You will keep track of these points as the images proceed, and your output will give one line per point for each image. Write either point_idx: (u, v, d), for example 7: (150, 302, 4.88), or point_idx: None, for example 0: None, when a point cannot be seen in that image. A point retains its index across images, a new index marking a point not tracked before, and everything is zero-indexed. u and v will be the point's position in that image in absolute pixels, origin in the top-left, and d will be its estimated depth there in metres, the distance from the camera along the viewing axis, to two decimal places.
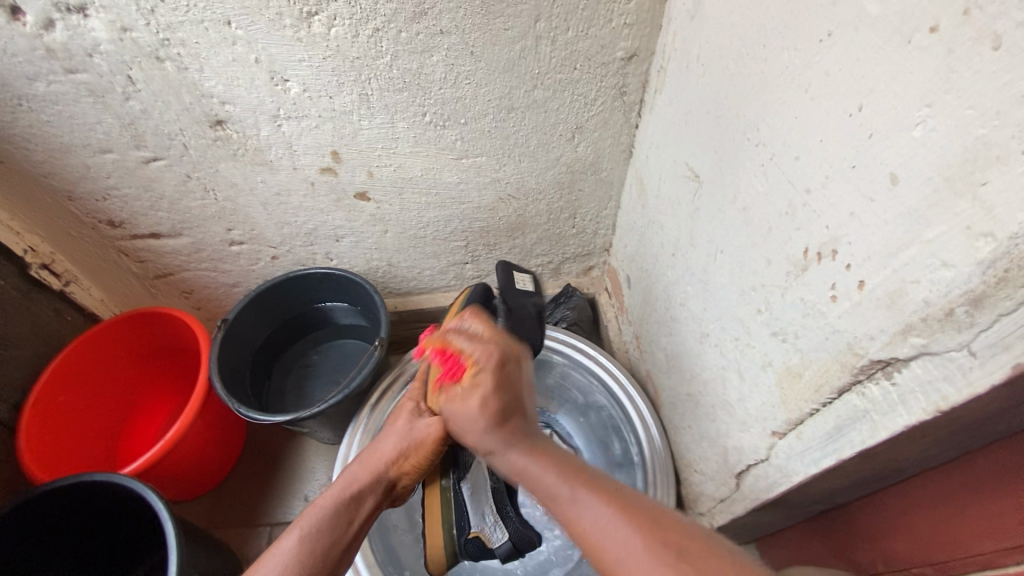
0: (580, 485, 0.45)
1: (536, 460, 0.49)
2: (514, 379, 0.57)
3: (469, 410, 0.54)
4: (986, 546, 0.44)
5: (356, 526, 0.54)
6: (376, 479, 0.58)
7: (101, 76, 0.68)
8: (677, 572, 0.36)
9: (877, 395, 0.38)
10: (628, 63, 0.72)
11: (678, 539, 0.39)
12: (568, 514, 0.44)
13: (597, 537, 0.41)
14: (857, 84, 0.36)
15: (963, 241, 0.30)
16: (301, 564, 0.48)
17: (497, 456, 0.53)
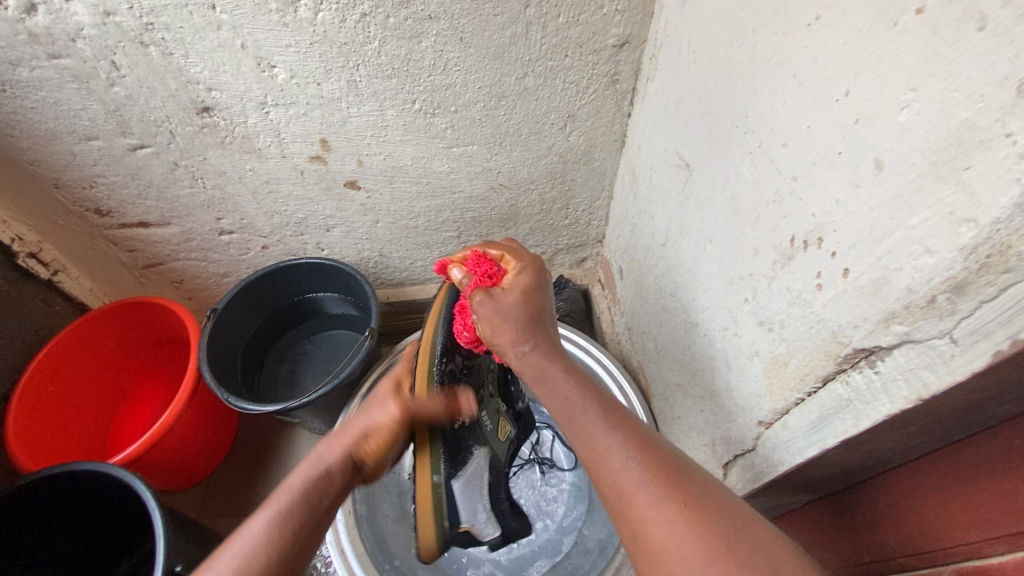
0: (609, 414, 0.46)
1: (569, 375, 0.50)
2: (545, 290, 0.59)
3: (510, 302, 0.54)
4: (973, 536, 0.44)
5: (322, 511, 0.46)
6: (343, 459, 0.49)
7: (85, 61, 0.67)
8: (690, 519, 0.39)
9: (861, 384, 0.38)
10: (621, 50, 0.71)
11: (696, 487, 0.41)
12: (591, 437, 0.45)
13: (617, 465, 0.43)
14: (844, 68, 0.36)
15: (946, 226, 0.29)
16: (267, 549, 0.43)
17: (531, 353, 0.52)
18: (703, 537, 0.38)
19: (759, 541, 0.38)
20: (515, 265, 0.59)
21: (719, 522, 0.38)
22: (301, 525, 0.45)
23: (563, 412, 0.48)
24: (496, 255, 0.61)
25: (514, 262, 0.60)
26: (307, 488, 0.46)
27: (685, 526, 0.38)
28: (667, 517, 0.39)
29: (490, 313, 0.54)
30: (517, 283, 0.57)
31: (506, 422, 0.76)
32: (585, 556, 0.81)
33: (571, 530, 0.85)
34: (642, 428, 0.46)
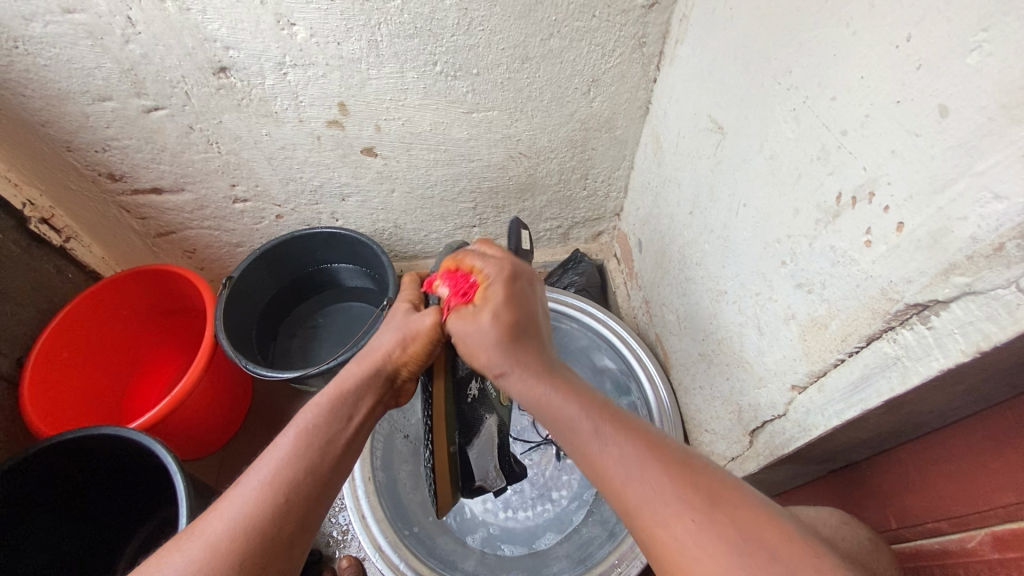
0: (607, 423, 0.43)
1: (557, 390, 0.46)
2: (527, 295, 0.52)
3: (482, 326, 0.48)
4: (1012, 498, 0.43)
5: (358, 421, 0.47)
6: (375, 372, 0.50)
7: (99, 16, 0.65)
8: (700, 535, 0.36)
9: (911, 340, 0.37)
10: (649, 11, 0.69)
11: (709, 492, 0.38)
12: (590, 452, 0.42)
13: (620, 480, 0.40)
14: (906, 12, 0.34)
15: (1018, 169, 0.29)
16: (292, 464, 0.41)
17: (511, 376, 0.48)
18: (715, 550, 0.35)
19: (782, 550, 0.34)
20: (487, 278, 0.51)
21: (733, 533, 0.35)
22: (332, 438, 0.44)
23: (556, 428, 0.45)
24: (468, 266, 0.53)
25: (486, 274, 0.51)
26: (338, 402, 0.47)
27: (696, 542, 0.36)
28: (677, 532, 0.37)
29: (467, 338, 0.49)
30: (492, 300, 0.49)
31: (504, 388, 0.76)
32: (600, 523, 0.82)
33: (584, 502, 0.86)
34: (648, 433, 0.43)
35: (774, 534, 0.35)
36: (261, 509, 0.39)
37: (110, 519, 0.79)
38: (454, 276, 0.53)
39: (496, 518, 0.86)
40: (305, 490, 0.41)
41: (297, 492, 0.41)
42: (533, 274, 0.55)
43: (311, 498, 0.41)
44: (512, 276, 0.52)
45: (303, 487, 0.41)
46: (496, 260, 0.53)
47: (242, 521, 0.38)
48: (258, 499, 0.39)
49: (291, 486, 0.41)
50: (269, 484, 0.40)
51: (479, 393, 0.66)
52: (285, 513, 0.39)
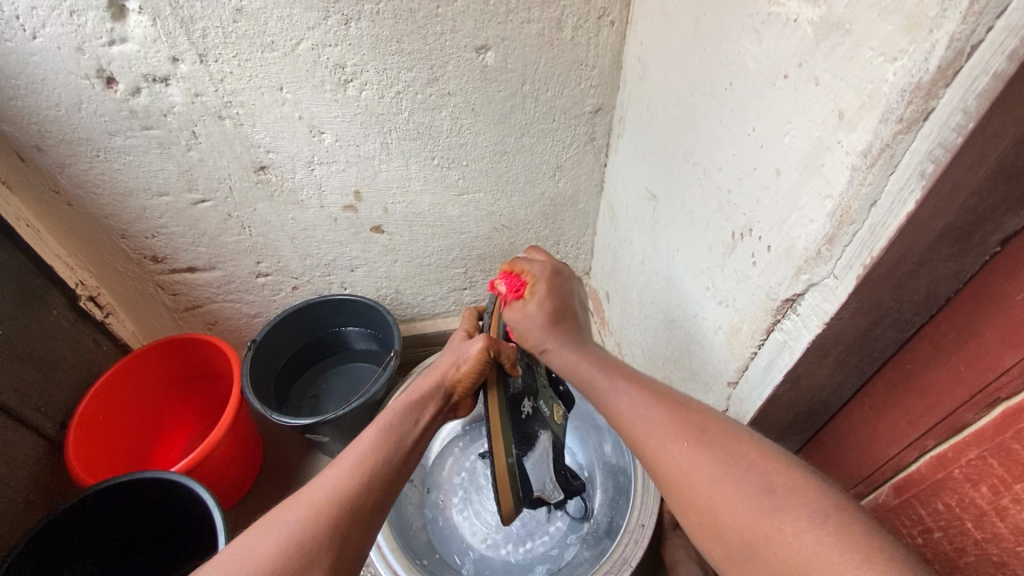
0: (620, 380, 0.56)
1: (587, 360, 0.60)
2: (565, 287, 0.69)
3: (529, 313, 0.65)
4: (895, 449, 0.57)
5: (423, 424, 0.58)
6: (437, 387, 0.62)
7: (170, 131, 0.83)
8: (692, 453, 0.47)
9: (790, 326, 0.53)
10: (595, 115, 0.92)
11: (700, 422, 0.49)
12: (631, 423, 0.53)
13: (632, 420, 0.53)
14: (750, 113, 0.54)
15: (818, 203, 0.46)
16: (374, 452, 0.53)
17: (552, 350, 0.63)
18: (704, 463, 0.46)
19: (757, 460, 0.45)
20: (533, 275, 0.69)
21: (717, 450, 0.46)
22: (404, 436, 0.56)
23: (588, 390, 0.59)
24: (518, 270, 0.71)
25: (534, 274, 0.69)
26: (407, 407, 0.59)
27: (689, 458, 0.47)
28: (676, 452, 0.48)
29: (519, 321, 0.66)
30: (537, 294, 0.66)
31: (558, 406, 0.80)
32: (586, 557, 0.88)
33: (574, 541, 0.91)
34: (651, 385, 0.55)
35: (784, 474, 0.43)
36: (353, 481, 0.50)
37: (145, 559, 0.85)
38: (510, 277, 0.70)
39: (496, 553, 0.92)
40: (384, 471, 0.52)
41: (377, 473, 0.52)
42: (570, 273, 0.73)
43: (387, 481, 0.52)
44: (551, 274, 0.69)
45: (382, 471, 0.52)
46: (541, 264, 0.71)
47: (336, 492, 0.49)
48: (347, 477, 0.50)
49: (374, 471, 0.52)
50: (355, 468, 0.51)
51: (533, 410, 0.74)
52: (368, 487, 0.50)
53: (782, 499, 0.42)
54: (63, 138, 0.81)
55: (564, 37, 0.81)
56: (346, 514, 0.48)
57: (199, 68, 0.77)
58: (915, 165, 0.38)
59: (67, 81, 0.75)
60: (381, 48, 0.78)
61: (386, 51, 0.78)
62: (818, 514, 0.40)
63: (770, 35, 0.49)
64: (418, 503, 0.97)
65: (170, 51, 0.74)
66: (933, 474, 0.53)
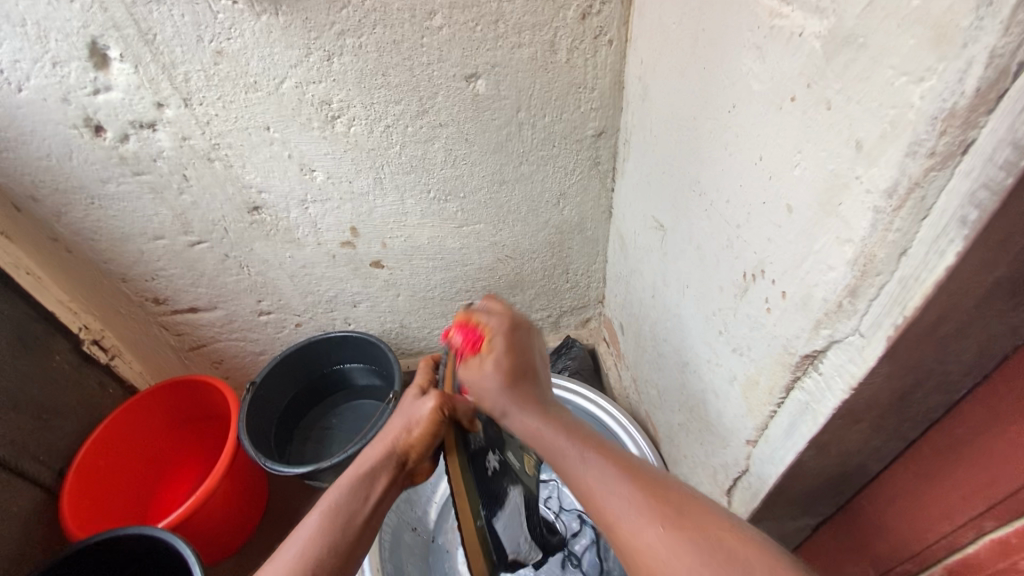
0: (590, 452, 0.50)
1: (550, 428, 0.54)
2: (525, 342, 0.63)
3: (488, 374, 0.58)
4: (947, 527, 0.48)
5: (374, 500, 0.55)
6: (389, 455, 0.58)
7: (161, 175, 0.82)
8: (668, 539, 0.42)
9: (812, 386, 0.45)
10: (599, 138, 0.86)
11: (678, 504, 0.44)
12: (598, 497, 0.47)
13: (602, 496, 0.47)
14: (756, 141, 0.47)
15: (837, 247, 0.39)
16: (319, 540, 0.50)
17: (512, 417, 0.56)
18: (682, 551, 0.41)
19: (737, 549, 0.40)
20: (492, 329, 0.62)
21: (696, 537, 0.42)
22: (352, 516, 0.52)
23: (552, 461, 0.53)
24: (475, 320, 0.64)
25: (491, 328, 0.62)
26: (357, 483, 0.55)
27: (665, 543, 0.42)
28: (650, 535, 0.43)
29: (474, 382, 0.59)
30: (496, 350, 0.60)
31: (529, 454, 0.75)
32: None
33: None
34: (625, 458, 0.50)
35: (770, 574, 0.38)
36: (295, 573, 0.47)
37: None
38: (465, 328, 0.64)
39: None
40: (326, 561, 0.49)
41: (319, 566, 0.48)
42: (529, 324, 0.67)
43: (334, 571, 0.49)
44: (511, 328, 0.63)
45: (325, 561, 0.49)
46: (499, 316, 0.64)
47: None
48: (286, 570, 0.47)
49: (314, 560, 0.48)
50: (299, 559, 0.48)
51: (500, 465, 0.68)
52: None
53: None
54: (57, 187, 0.81)
55: (559, 61, 0.76)
56: None
57: (185, 112, 0.75)
58: (953, 209, 0.30)
59: (56, 132, 0.75)
60: (366, 83, 0.75)
61: (371, 85, 0.75)
62: None
63: (774, 52, 0.43)
64: (420, 554, 0.91)
65: (155, 97, 0.74)
66: (994, 563, 0.45)
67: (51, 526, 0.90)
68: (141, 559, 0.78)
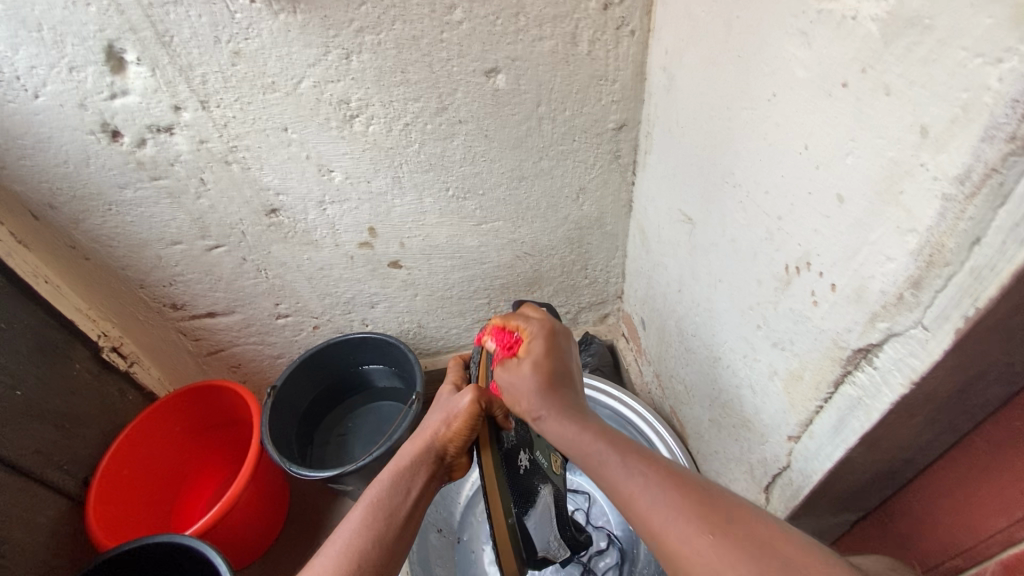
0: (632, 458, 0.48)
1: (588, 434, 0.52)
2: (563, 349, 0.64)
3: (525, 374, 0.59)
4: (1004, 522, 0.47)
5: (415, 494, 0.55)
6: (428, 447, 0.59)
7: (179, 180, 0.81)
8: (722, 550, 0.39)
9: (865, 381, 0.44)
10: (620, 131, 0.84)
11: (720, 508, 0.42)
12: (638, 505, 0.45)
13: (646, 508, 0.44)
14: (800, 129, 0.46)
15: (897, 238, 0.37)
16: (362, 534, 0.50)
17: (547, 420, 0.55)
18: (736, 562, 0.39)
19: (795, 559, 0.38)
20: (530, 333, 0.64)
21: (750, 547, 0.39)
22: (396, 509, 0.53)
23: (590, 469, 0.51)
24: (513, 326, 0.66)
25: (529, 330, 0.64)
26: (396, 479, 0.56)
27: (714, 552, 0.40)
28: (698, 546, 0.40)
29: (510, 383, 0.60)
30: (533, 351, 0.61)
31: (558, 455, 0.78)
32: None
33: None
34: (668, 467, 0.47)
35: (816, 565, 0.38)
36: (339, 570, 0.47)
37: None
38: (501, 333, 0.66)
39: None
40: (372, 554, 0.49)
41: (362, 559, 0.48)
42: (568, 332, 0.68)
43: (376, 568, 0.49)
44: (550, 332, 0.65)
45: (373, 555, 0.49)
46: (537, 321, 0.66)
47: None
48: (334, 563, 0.48)
49: (362, 553, 0.49)
50: (345, 550, 0.49)
51: (530, 464, 0.69)
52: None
53: None
54: (74, 193, 0.80)
55: (580, 53, 0.74)
56: None
57: (202, 114, 0.74)
58: None
59: (74, 138, 0.74)
60: (385, 80, 0.73)
61: (390, 82, 0.74)
62: None
63: (822, 38, 0.41)
64: (446, 557, 0.90)
65: (172, 100, 0.72)
66: None
67: (76, 534, 0.89)
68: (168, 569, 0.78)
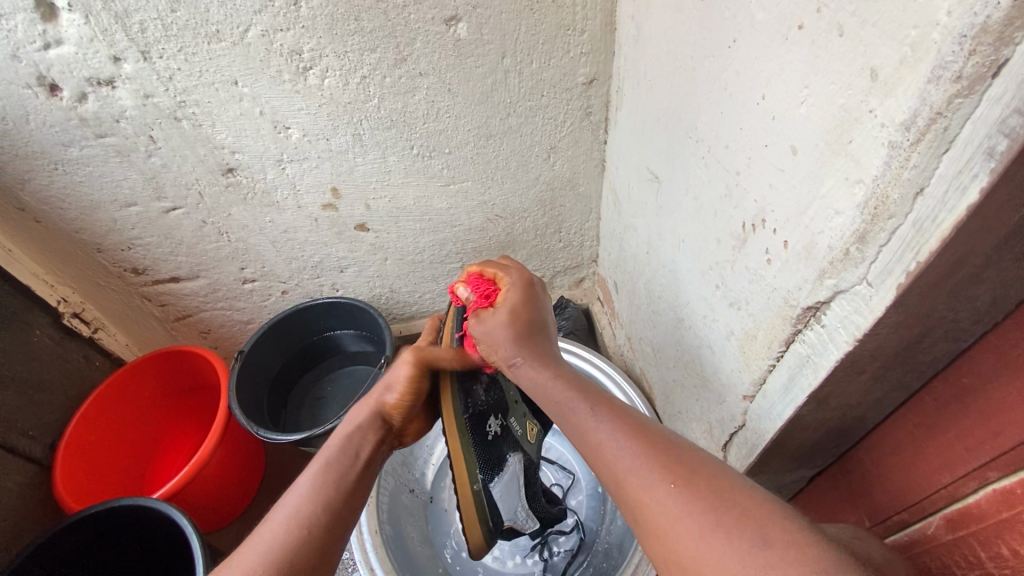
0: (601, 408, 0.48)
1: (560, 379, 0.54)
2: (539, 300, 0.64)
3: (500, 321, 0.59)
4: (947, 478, 0.47)
5: (365, 457, 0.56)
6: (375, 412, 0.59)
7: (127, 137, 0.77)
8: (679, 495, 0.39)
9: (813, 339, 0.43)
10: (589, 87, 0.81)
11: (685, 460, 0.41)
12: (605, 452, 0.45)
13: (612, 455, 0.44)
14: (758, 78, 0.43)
15: (845, 190, 0.36)
16: (316, 496, 0.50)
17: (522, 366, 0.56)
18: (693, 510, 0.38)
19: (750, 509, 0.37)
20: (508, 282, 0.63)
21: (706, 493, 0.39)
22: (344, 475, 0.53)
23: (560, 416, 0.51)
24: (490, 276, 0.66)
25: (507, 280, 0.64)
26: (346, 443, 0.56)
27: (675, 503, 0.39)
28: (660, 496, 0.40)
29: (486, 334, 0.59)
30: (509, 299, 0.61)
31: (533, 423, 0.76)
32: None
33: None
34: (638, 419, 0.47)
35: (770, 513, 0.37)
36: (289, 534, 0.47)
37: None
38: (478, 284, 0.65)
39: None
40: (322, 519, 0.49)
41: (314, 519, 0.49)
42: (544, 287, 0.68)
43: (333, 520, 0.49)
44: (528, 284, 0.64)
45: (321, 519, 0.49)
46: (516, 272, 0.66)
47: (271, 553, 0.46)
48: (282, 533, 0.47)
49: (310, 518, 0.49)
50: (293, 515, 0.48)
51: (501, 430, 0.70)
52: (305, 543, 0.47)
53: (770, 549, 0.34)
54: (16, 152, 0.76)
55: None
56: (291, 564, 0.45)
57: (144, 66, 0.70)
58: (979, 139, 0.28)
59: (9, 92, 0.70)
60: (338, 29, 0.69)
61: (344, 31, 0.69)
62: (800, 547, 0.34)
63: None
64: (418, 516, 0.91)
65: (110, 50, 0.68)
66: (996, 513, 0.42)
67: (46, 499, 0.89)
68: (134, 531, 0.79)
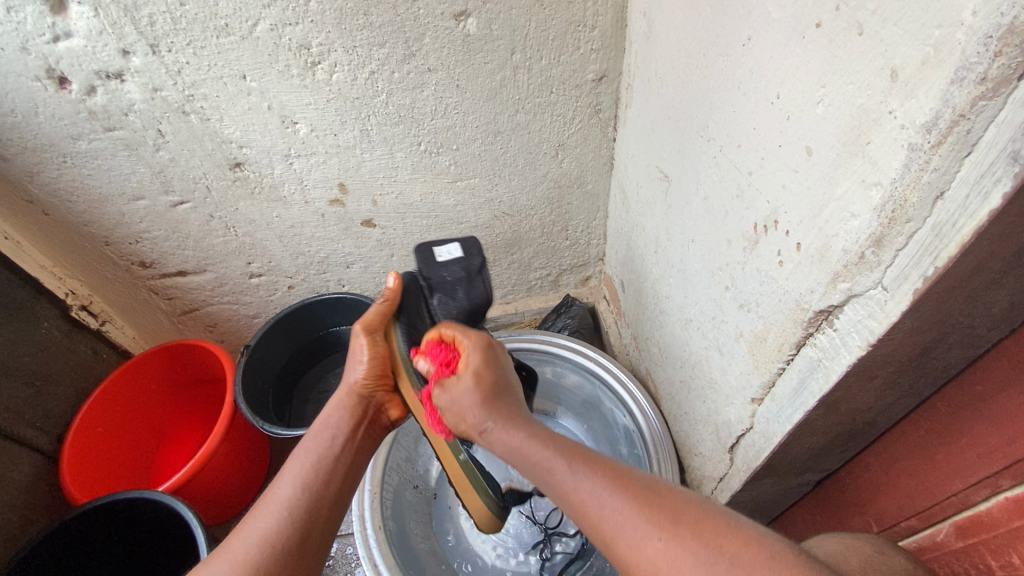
0: (578, 463, 0.45)
1: (534, 439, 0.49)
2: (502, 361, 0.61)
3: (465, 387, 0.55)
4: (959, 485, 0.46)
5: (343, 437, 0.57)
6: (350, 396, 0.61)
7: (135, 131, 0.77)
8: (670, 553, 0.38)
9: (825, 343, 0.42)
10: (599, 83, 0.80)
11: (671, 508, 0.40)
12: (589, 510, 0.43)
13: (596, 513, 0.42)
14: (773, 77, 0.42)
15: (862, 192, 0.35)
16: (301, 479, 0.51)
17: (493, 431, 0.52)
18: (687, 564, 0.37)
19: (740, 556, 0.37)
20: (468, 344, 0.60)
21: (696, 545, 0.38)
22: (324, 454, 0.54)
23: (538, 477, 0.47)
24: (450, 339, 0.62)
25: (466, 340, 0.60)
26: (322, 427, 0.57)
27: (668, 557, 0.38)
28: (653, 553, 0.39)
29: (452, 401, 0.55)
30: (471, 364, 0.58)
31: None
32: None
33: None
34: (617, 467, 0.45)
35: (762, 553, 0.37)
36: (275, 518, 0.48)
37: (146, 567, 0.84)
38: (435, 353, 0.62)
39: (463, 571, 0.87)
40: (310, 505, 0.49)
41: (300, 501, 0.49)
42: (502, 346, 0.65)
43: (319, 501, 0.50)
44: (488, 345, 0.61)
45: (307, 501, 0.50)
46: (476, 334, 0.62)
47: (256, 535, 0.46)
48: (269, 518, 0.48)
49: (295, 502, 0.49)
50: (279, 501, 0.49)
51: None
52: (292, 524, 0.48)
53: None
54: (26, 144, 0.76)
55: None
56: (277, 541, 0.46)
57: (153, 60, 0.70)
58: (1002, 143, 0.27)
59: (18, 84, 0.70)
60: (347, 23, 0.68)
61: (352, 26, 0.69)
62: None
63: None
64: (422, 512, 0.91)
65: (119, 44, 0.68)
66: (1008, 521, 0.42)
67: (52, 490, 0.90)
68: (139, 523, 0.79)
